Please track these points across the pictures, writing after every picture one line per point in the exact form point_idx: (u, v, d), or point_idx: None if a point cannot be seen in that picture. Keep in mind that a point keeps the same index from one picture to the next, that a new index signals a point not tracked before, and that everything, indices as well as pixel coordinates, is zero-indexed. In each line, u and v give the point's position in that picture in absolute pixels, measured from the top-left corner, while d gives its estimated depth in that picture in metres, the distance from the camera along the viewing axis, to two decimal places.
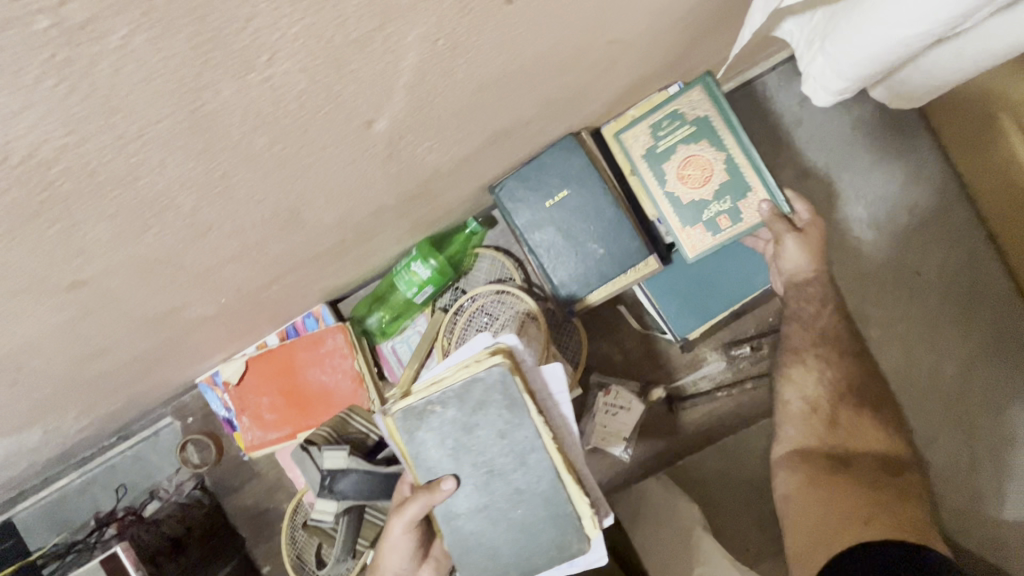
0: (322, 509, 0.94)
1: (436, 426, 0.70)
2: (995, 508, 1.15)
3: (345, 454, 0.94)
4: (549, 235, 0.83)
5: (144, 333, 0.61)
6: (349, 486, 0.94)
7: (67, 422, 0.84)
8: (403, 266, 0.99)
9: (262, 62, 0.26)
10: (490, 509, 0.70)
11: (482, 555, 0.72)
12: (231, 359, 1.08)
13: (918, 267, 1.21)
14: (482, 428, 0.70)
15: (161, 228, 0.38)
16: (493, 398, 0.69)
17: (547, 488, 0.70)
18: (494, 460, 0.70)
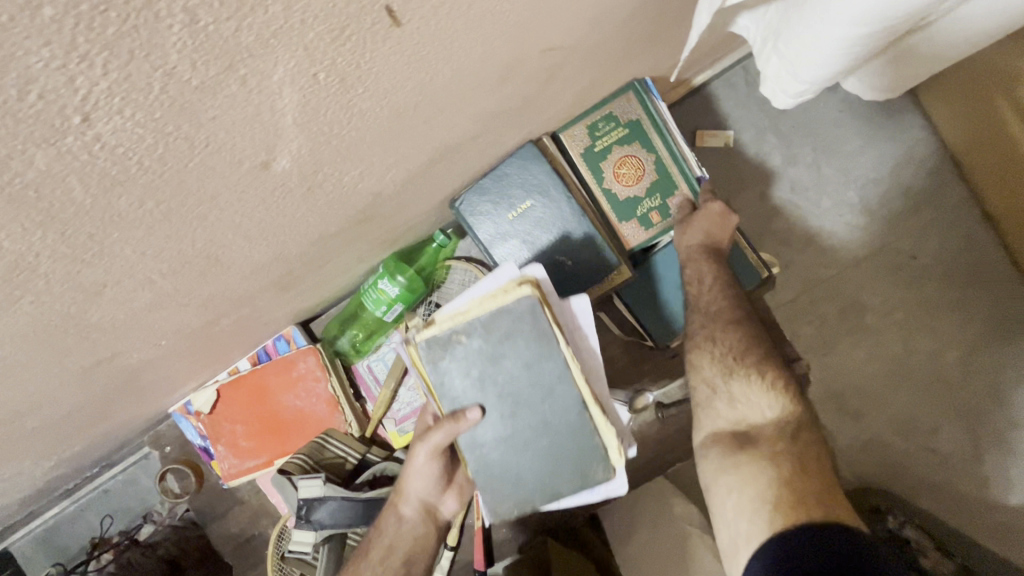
0: (300, 540, 0.91)
1: (461, 357, 0.64)
2: (1004, 499, 1.11)
3: (321, 482, 0.91)
4: (515, 248, 0.79)
5: (79, 384, 0.58)
6: (327, 514, 0.91)
7: (25, 467, 0.81)
8: (370, 284, 0.95)
9: (77, 124, 0.22)
10: (515, 439, 0.65)
11: (503, 489, 0.66)
12: (201, 388, 1.04)
13: (912, 252, 1.16)
14: (509, 359, 0.63)
15: (37, 296, 0.34)
16: (522, 329, 0.63)
17: (574, 419, 0.64)
18: (519, 390, 0.64)
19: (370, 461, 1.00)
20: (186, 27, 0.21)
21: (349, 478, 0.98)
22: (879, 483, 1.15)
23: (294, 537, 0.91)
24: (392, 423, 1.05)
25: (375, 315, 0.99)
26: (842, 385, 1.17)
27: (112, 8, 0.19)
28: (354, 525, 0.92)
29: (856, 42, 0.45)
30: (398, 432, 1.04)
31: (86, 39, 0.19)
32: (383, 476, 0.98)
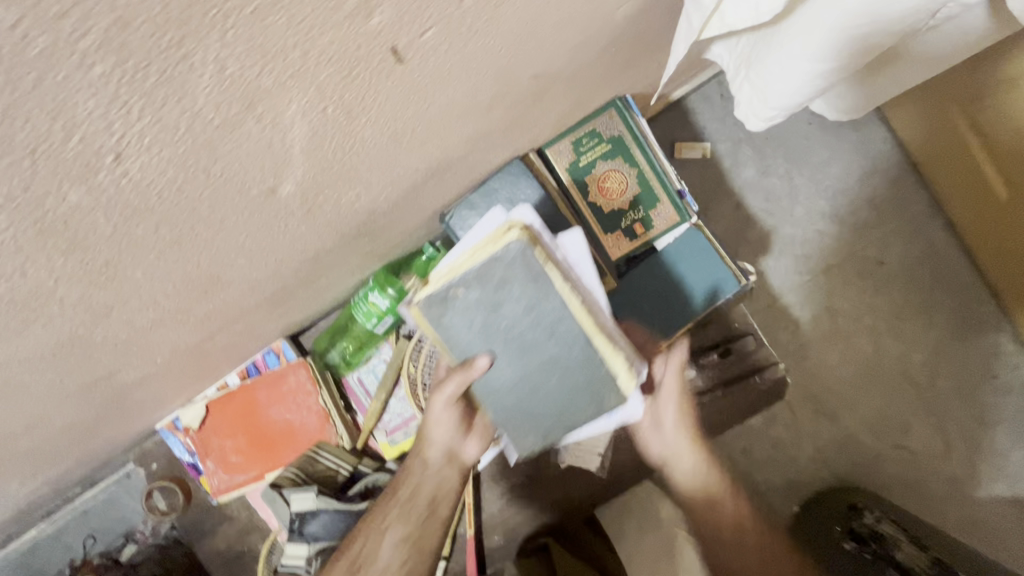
0: (293, 554, 0.93)
1: (461, 310, 0.62)
2: (971, 490, 1.17)
3: (314, 496, 0.94)
4: None
5: (75, 402, 0.58)
6: (320, 527, 0.93)
7: (10, 488, 0.80)
8: (361, 297, 0.96)
9: (108, 162, 0.24)
10: (526, 380, 0.64)
11: (523, 420, 0.67)
12: (190, 404, 1.04)
13: (880, 257, 1.21)
14: (509, 305, 0.61)
15: (51, 319, 0.35)
16: (516, 273, 0.60)
17: (581, 353, 0.63)
18: (523, 333, 0.62)
19: (362, 473, 1.03)
20: (214, 74, 0.24)
21: (342, 491, 1.01)
22: (857, 480, 1.20)
23: (287, 551, 0.93)
24: (383, 434, 1.05)
25: (366, 327, 1.00)
26: (819, 386, 1.22)
27: (152, 60, 0.21)
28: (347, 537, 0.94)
29: (817, 75, 0.49)
30: (388, 443, 1.05)
31: (127, 90, 0.22)
32: (374, 488, 1.01)
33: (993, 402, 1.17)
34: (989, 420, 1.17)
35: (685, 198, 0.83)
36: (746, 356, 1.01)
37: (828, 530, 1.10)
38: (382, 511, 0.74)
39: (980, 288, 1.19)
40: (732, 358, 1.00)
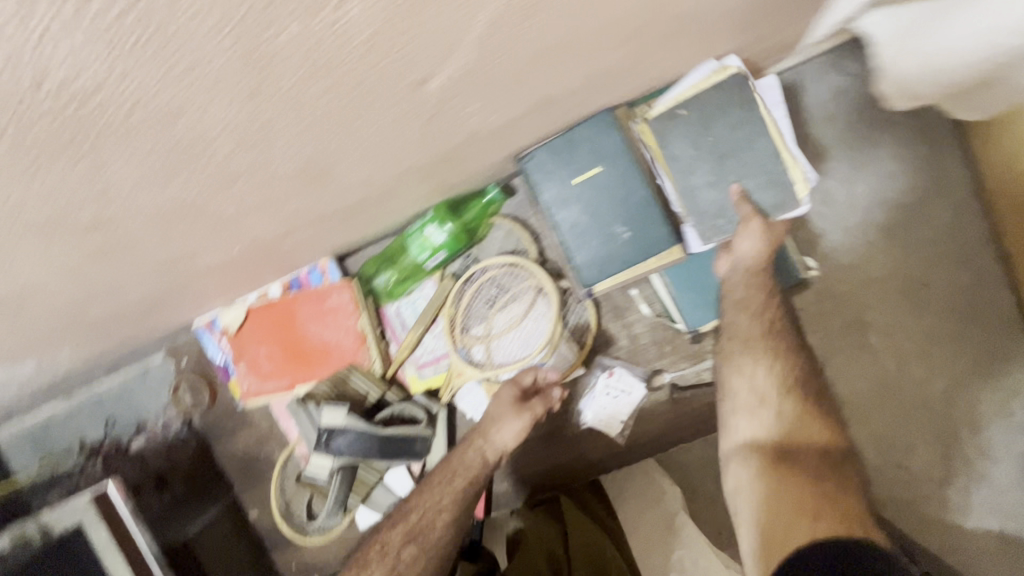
0: (320, 464, 0.99)
1: (680, 127, 0.79)
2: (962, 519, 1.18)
3: (344, 413, 0.97)
4: (574, 214, 0.81)
5: (152, 278, 0.58)
6: (346, 443, 0.97)
7: (59, 356, 0.81)
8: (416, 229, 0.97)
9: (333, 3, 0.24)
10: (721, 183, 0.80)
11: (709, 212, 0.81)
12: (231, 305, 1.05)
13: (924, 279, 1.17)
14: (722, 124, 0.78)
15: (190, 175, 0.35)
16: (734, 101, 0.77)
17: (771, 165, 0.78)
18: (727, 142, 0.78)
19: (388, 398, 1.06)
20: None
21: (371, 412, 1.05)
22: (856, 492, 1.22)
23: (314, 461, 0.99)
24: (412, 367, 1.07)
25: (417, 260, 1.00)
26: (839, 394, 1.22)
27: None
28: (368, 458, 0.99)
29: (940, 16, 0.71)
30: (417, 377, 1.07)
31: None
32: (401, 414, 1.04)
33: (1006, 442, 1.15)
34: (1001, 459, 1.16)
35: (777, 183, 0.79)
36: None
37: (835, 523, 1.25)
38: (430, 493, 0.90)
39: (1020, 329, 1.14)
40: None
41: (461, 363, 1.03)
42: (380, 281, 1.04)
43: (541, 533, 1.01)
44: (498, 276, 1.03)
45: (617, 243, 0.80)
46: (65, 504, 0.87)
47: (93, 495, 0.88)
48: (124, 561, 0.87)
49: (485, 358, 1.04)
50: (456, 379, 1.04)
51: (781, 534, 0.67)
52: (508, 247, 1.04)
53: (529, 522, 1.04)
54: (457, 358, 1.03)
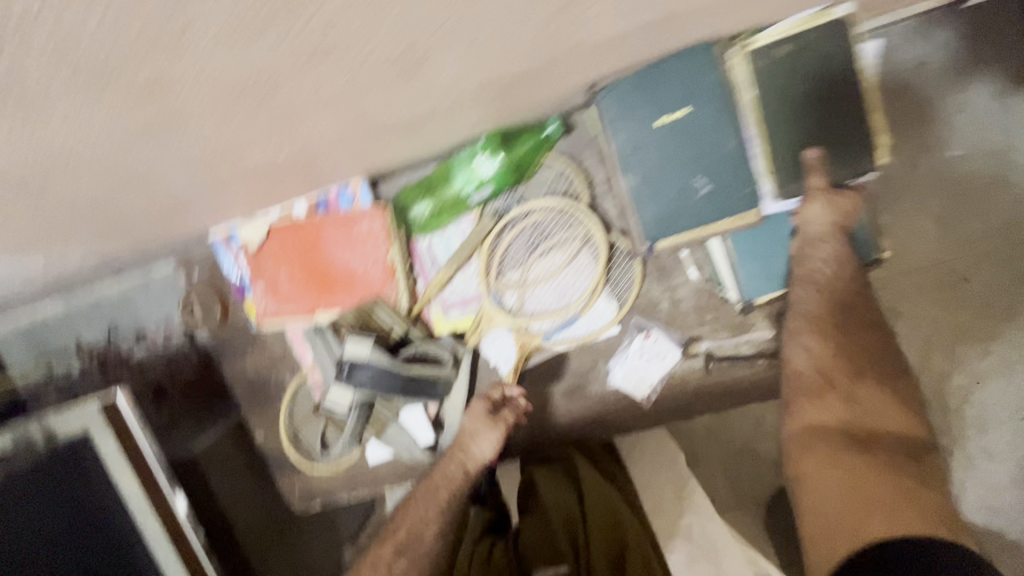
0: (339, 395, 0.97)
1: (776, 70, 0.68)
2: None
3: (370, 347, 0.93)
4: (650, 158, 0.73)
5: (191, 174, 0.51)
6: (368, 378, 0.94)
7: (70, 252, 0.74)
8: (465, 157, 0.88)
9: None
10: (807, 140, 0.71)
11: (786, 167, 0.72)
12: (253, 220, 0.98)
13: (968, 273, 1.01)
14: (819, 72, 0.68)
15: (286, 21, 0.28)
16: (838, 47, 0.67)
17: (861, 124, 0.70)
18: (820, 92, 0.69)
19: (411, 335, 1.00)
20: None
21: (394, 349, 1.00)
22: None
23: (333, 392, 0.97)
24: (439, 306, 1.02)
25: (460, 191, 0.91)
26: None
27: None
28: (387, 395, 0.95)
29: None
30: (443, 317, 1.02)
31: None
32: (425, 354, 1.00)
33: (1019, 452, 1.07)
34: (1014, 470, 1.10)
35: (871, 147, 0.71)
36: None
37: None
38: (414, 508, 0.98)
39: None
40: None
41: (491, 308, 0.98)
42: (415, 211, 0.97)
43: (557, 494, 1.00)
44: (542, 221, 0.96)
45: (694, 197, 0.72)
46: (71, 409, 0.83)
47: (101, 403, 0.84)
48: (133, 470, 0.84)
49: (517, 306, 0.99)
50: (484, 324, 1.00)
51: (838, 523, 0.67)
52: (556, 190, 0.95)
53: (545, 483, 1.03)
54: (488, 302, 0.98)
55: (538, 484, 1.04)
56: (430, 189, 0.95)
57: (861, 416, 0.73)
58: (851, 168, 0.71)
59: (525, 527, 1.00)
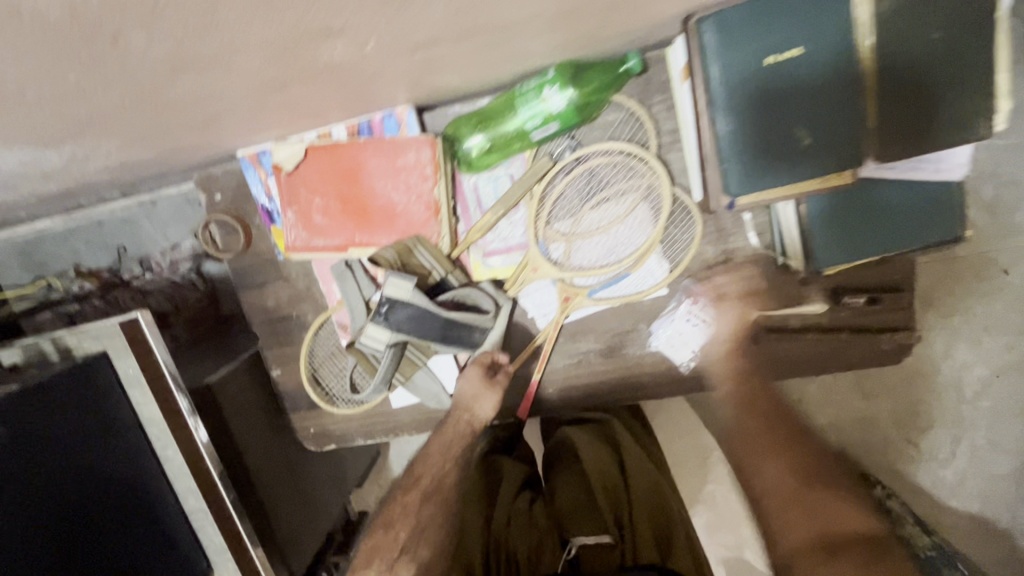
0: (374, 337, 0.90)
1: (903, 11, 0.61)
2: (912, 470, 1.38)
3: (411, 287, 0.88)
4: (748, 102, 0.66)
5: (268, 57, 0.44)
6: (405, 318, 0.89)
7: (95, 153, 0.67)
8: (530, 88, 0.81)
9: None
10: (920, 95, 0.63)
11: (891, 124, 0.64)
12: (287, 140, 0.90)
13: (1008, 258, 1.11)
14: (949, 18, 0.61)
15: None
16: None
17: (985, 84, 0.62)
18: (947, 43, 0.61)
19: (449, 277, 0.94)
20: None
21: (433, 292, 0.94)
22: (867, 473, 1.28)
23: (368, 331, 0.90)
24: (479, 253, 0.96)
25: (519, 127, 0.84)
26: None
27: None
28: (426, 339, 0.90)
29: None
30: (481, 265, 0.96)
31: None
32: (464, 298, 0.94)
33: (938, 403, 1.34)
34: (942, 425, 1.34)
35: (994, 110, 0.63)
36: (888, 309, 0.93)
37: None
38: (430, 457, 0.96)
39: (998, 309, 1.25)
40: (876, 307, 0.93)
41: (537, 257, 0.92)
42: (466, 145, 0.89)
43: (597, 460, 1.05)
44: (600, 168, 0.89)
45: (792, 150, 0.66)
46: (93, 326, 0.78)
47: (123, 322, 0.78)
48: (154, 395, 0.80)
49: (563, 258, 0.93)
50: (527, 274, 0.94)
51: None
52: (619, 136, 0.88)
53: (585, 444, 1.07)
54: (534, 251, 0.91)
55: (577, 447, 1.08)
56: (485, 121, 0.87)
57: (819, 516, 0.81)
58: (963, 134, 0.63)
59: (559, 487, 1.06)
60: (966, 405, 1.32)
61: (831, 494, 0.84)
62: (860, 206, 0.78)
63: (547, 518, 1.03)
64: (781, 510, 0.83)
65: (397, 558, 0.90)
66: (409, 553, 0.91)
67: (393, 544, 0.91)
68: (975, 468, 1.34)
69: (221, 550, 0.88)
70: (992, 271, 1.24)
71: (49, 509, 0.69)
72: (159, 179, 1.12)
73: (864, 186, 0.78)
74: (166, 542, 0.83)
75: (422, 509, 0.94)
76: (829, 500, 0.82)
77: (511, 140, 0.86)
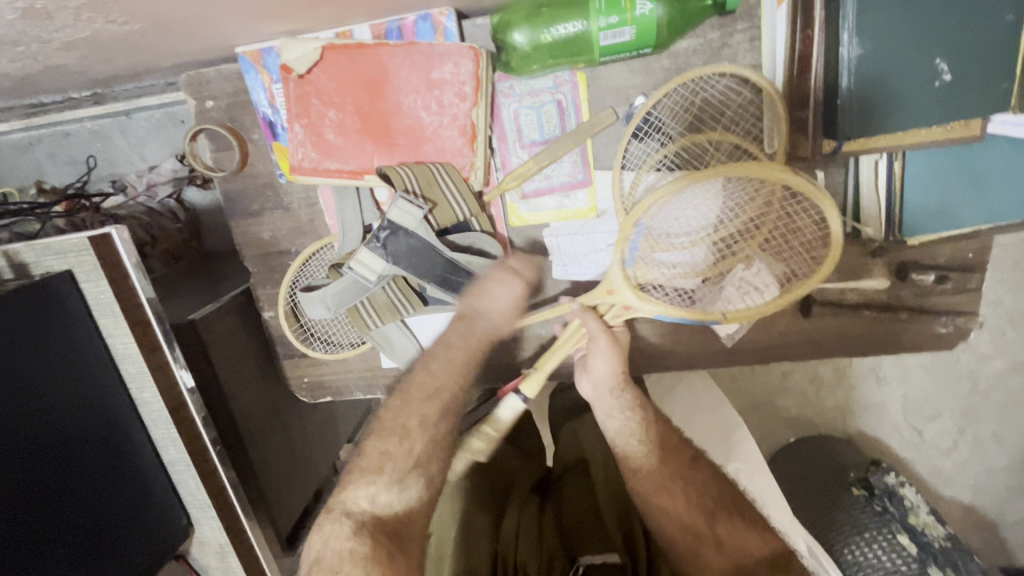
0: (366, 264, 0.79)
1: None
2: (917, 463, 1.33)
3: (418, 218, 0.77)
4: (877, 26, 0.57)
5: None
6: (402, 249, 0.79)
7: (59, 13, 0.52)
8: None
9: None
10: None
11: (999, 63, 0.57)
12: (299, 37, 0.76)
13: None
14: None
15: None
16: None
17: None
18: None
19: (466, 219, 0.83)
20: None
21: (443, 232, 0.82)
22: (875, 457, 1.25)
23: (359, 255, 0.79)
24: (516, 195, 0.85)
25: (592, 27, 0.69)
26: None
27: None
28: (423, 277, 0.80)
29: None
30: (519, 208, 0.85)
31: None
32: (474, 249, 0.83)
33: (953, 394, 1.28)
34: (949, 414, 1.29)
35: None
36: (952, 290, 0.85)
37: (839, 479, 1.20)
38: (451, 362, 0.80)
39: None
40: (941, 287, 0.85)
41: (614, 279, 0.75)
42: (509, 41, 0.72)
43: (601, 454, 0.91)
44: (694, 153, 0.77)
45: (911, 91, 0.58)
46: (52, 239, 0.65)
47: (91, 236, 0.65)
48: (130, 328, 0.68)
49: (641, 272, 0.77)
50: (599, 296, 0.78)
51: None
52: (712, 97, 0.76)
53: (590, 438, 0.94)
54: (614, 272, 0.75)
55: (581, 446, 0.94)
56: (540, 13, 0.70)
57: (731, 549, 0.72)
58: None
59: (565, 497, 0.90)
60: (978, 396, 1.27)
61: (730, 511, 0.75)
62: (957, 171, 0.71)
63: (557, 537, 0.84)
64: (693, 552, 0.72)
65: (408, 470, 0.75)
66: (422, 467, 0.76)
67: (407, 455, 0.76)
68: (977, 459, 1.31)
69: (205, 506, 0.78)
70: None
71: (17, 448, 0.58)
72: (133, 78, 0.95)
73: (969, 150, 0.70)
74: (143, 493, 0.73)
75: (439, 421, 0.78)
76: (733, 527, 0.73)
77: (567, 46, 0.71)
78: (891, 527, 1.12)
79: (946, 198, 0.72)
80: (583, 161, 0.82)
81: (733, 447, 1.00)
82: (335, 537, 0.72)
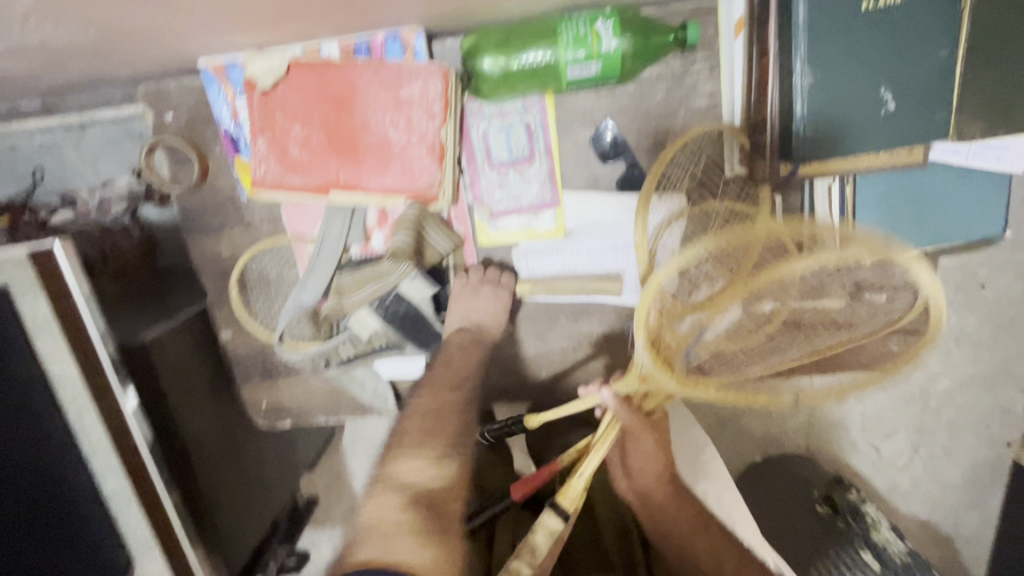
0: (362, 323, 0.85)
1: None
2: (878, 481, 1.34)
3: (428, 295, 0.83)
4: (822, 59, 0.60)
5: None
6: (404, 316, 0.85)
7: (7, 18, 0.50)
8: (580, 16, 0.69)
9: None
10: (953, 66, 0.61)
11: (929, 97, 0.62)
12: (265, 53, 0.75)
13: None
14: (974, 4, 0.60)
15: None
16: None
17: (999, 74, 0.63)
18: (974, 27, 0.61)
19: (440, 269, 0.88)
20: None
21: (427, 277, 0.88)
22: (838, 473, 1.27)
23: (359, 316, 0.84)
24: (484, 213, 0.85)
25: (554, 59, 0.71)
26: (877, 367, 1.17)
27: None
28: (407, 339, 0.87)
29: None
30: (487, 226, 0.85)
31: None
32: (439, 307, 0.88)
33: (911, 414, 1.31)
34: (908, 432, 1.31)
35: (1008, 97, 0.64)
36: None
37: (804, 496, 1.21)
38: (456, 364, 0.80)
39: (975, 322, 1.25)
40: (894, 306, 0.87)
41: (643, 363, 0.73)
42: (479, 65, 0.75)
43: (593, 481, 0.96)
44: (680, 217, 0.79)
45: (856, 119, 0.62)
46: None
47: (31, 252, 0.60)
48: (71, 351, 0.63)
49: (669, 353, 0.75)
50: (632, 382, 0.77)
51: None
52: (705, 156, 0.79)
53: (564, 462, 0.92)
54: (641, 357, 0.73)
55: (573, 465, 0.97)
56: (507, 42, 0.73)
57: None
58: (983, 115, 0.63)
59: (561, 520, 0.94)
60: (931, 412, 1.31)
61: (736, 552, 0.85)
62: (900, 195, 0.76)
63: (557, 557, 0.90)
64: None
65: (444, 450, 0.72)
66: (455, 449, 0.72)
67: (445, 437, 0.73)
68: (934, 476, 1.34)
69: (147, 543, 0.71)
70: (971, 284, 1.23)
71: None
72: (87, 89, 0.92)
73: (913, 173, 0.75)
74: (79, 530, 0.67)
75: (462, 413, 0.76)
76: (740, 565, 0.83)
77: (534, 75, 0.74)
78: (854, 545, 1.15)
79: (897, 219, 0.77)
80: (551, 181, 0.83)
81: (702, 468, 1.00)
82: (385, 509, 0.65)
